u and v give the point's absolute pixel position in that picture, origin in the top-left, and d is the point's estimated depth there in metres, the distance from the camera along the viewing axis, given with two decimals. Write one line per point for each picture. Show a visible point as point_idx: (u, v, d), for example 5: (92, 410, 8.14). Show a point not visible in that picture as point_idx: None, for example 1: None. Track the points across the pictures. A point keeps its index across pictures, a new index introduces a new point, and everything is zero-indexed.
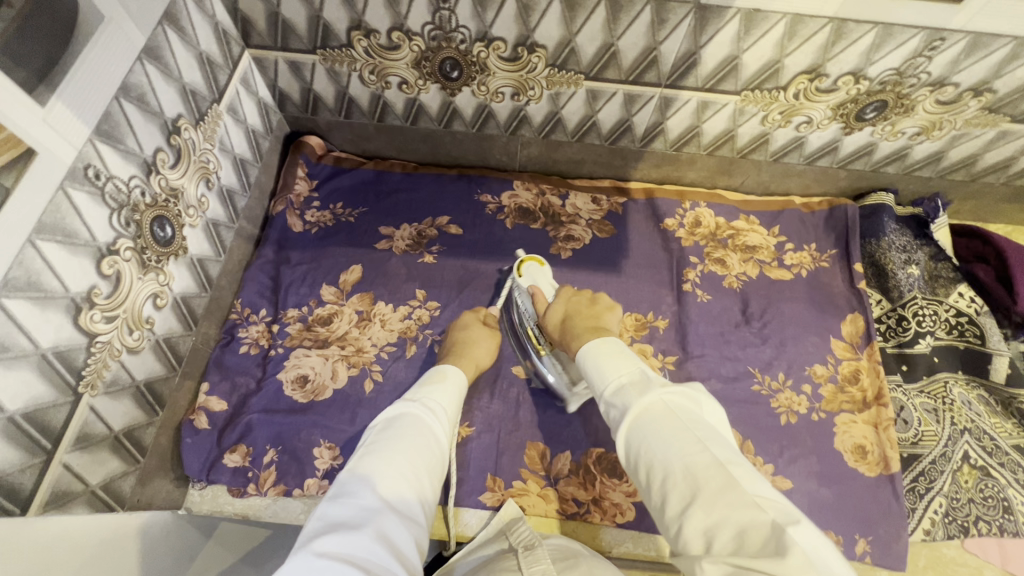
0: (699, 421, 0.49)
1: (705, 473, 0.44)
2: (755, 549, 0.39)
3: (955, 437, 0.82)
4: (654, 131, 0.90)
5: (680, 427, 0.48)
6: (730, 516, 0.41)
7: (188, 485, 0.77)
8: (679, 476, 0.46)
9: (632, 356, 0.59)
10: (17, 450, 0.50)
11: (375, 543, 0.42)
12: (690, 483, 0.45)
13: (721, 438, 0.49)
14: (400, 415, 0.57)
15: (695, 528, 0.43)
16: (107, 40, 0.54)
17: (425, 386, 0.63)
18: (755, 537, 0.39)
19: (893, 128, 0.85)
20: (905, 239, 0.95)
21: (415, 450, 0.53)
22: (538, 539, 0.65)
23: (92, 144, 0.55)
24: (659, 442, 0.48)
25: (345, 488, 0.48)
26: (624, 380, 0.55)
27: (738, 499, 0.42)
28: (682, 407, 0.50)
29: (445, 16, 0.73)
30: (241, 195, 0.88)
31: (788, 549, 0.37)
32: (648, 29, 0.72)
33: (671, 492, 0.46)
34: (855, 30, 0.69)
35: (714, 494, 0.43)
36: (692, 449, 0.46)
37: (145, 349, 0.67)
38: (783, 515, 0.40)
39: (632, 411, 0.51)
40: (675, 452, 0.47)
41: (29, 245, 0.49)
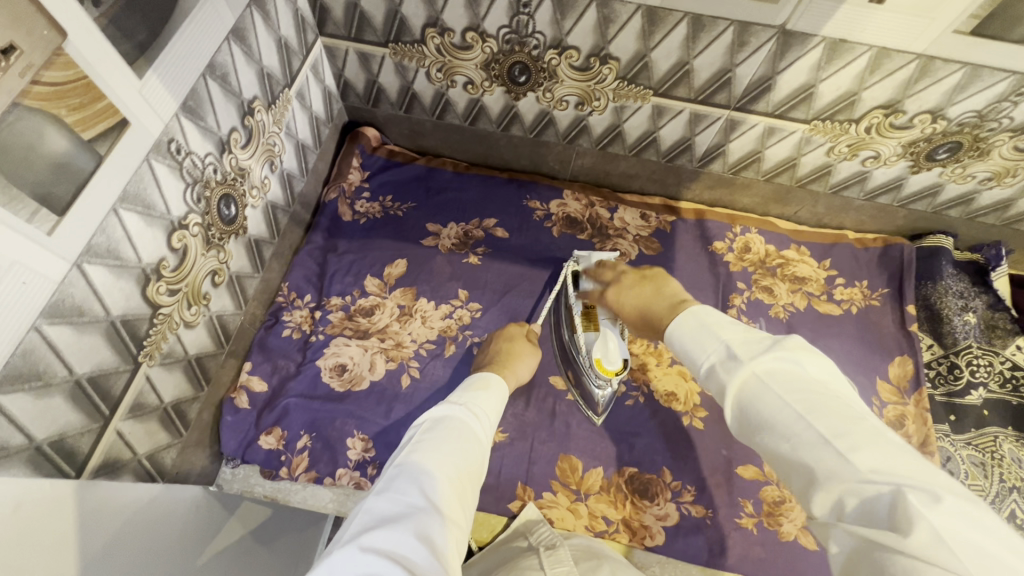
0: (810, 386, 0.42)
1: (814, 451, 0.38)
2: (885, 525, 0.33)
3: (1002, 494, 0.79)
4: (714, 152, 0.89)
5: (778, 401, 0.42)
6: (848, 488, 0.36)
7: (221, 462, 0.78)
8: (791, 452, 0.40)
9: (717, 322, 0.50)
10: (78, 413, 0.51)
11: (417, 541, 0.41)
12: (801, 462, 0.39)
13: (845, 401, 0.41)
14: (445, 416, 0.55)
15: (819, 508, 0.37)
16: (203, 18, 0.55)
17: (469, 390, 0.61)
18: (886, 513, 0.34)
19: (963, 171, 0.83)
20: (962, 285, 0.93)
21: (460, 452, 0.51)
22: (560, 540, 0.66)
23: (178, 119, 0.55)
24: (763, 424, 0.42)
25: (392, 484, 0.47)
26: (713, 359, 0.47)
27: (857, 474, 0.36)
28: (780, 370, 0.43)
29: (523, 20, 0.73)
30: (298, 180, 0.89)
31: (911, 525, 0.32)
32: (727, 49, 0.71)
33: (791, 471, 0.40)
34: (942, 69, 0.67)
35: (827, 472, 0.37)
36: (795, 425, 0.40)
37: (199, 324, 0.67)
38: (911, 486, 0.34)
39: (729, 389, 0.45)
40: (779, 429, 0.41)
41: (112, 213, 0.49)
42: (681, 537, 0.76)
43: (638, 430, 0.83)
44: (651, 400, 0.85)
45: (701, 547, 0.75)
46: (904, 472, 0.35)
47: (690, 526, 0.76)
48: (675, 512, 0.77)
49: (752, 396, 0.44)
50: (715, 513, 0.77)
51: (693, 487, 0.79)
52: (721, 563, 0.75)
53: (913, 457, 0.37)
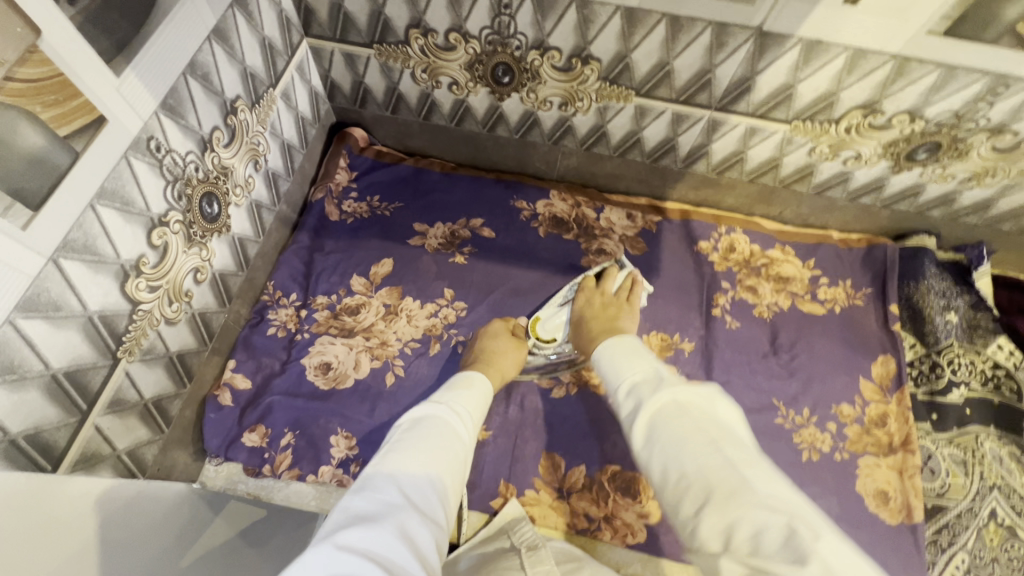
0: (718, 421, 0.45)
1: (720, 475, 0.41)
2: (773, 553, 0.36)
3: (983, 493, 0.80)
4: (698, 153, 0.90)
5: (690, 426, 0.45)
6: (747, 514, 0.38)
7: (205, 460, 0.78)
8: (691, 474, 0.42)
9: (644, 354, 0.56)
10: (55, 407, 0.51)
11: (396, 540, 0.42)
12: (700, 484, 0.41)
13: (745, 440, 0.45)
14: (428, 415, 0.56)
15: (710, 531, 0.39)
16: (183, 18, 0.56)
17: (452, 389, 0.62)
18: (777, 543, 0.36)
19: (943, 171, 0.83)
20: (945, 284, 0.93)
21: (441, 452, 0.52)
22: (541, 540, 0.68)
23: (157, 117, 0.56)
24: (672, 444, 0.44)
25: (371, 482, 0.47)
26: (638, 378, 0.52)
27: (756, 502, 0.39)
28: (695, 402, 0.47)
29: (505, 21, 0.74)
30: (285, 179, 0.89)
31: (807, 557, 0.34)
32: (705, 50, 0.71)
33: (682, 495, 0.42)
34: (918, 69, 0.68)
35: (727, 498, 0.39)
36: (704, 452, 0.42)
37: (181, 321, 0.68)
38: (802, 521, 0.37)
39: (648, 408, 0.48)
40: (687, 450, 0.43)
41: (89, 209, 0.50)
42: (662, 535, 0.76)
43: (621, 429, 0.83)
44: None
45: (682, 545, 0.76)
46: (792, 508, 0.38)
47: (671, 525, 0.77)
48: (657, 510, 0.78)
49: (665, 418, 0.46)
50: None
51: None
52: None
53: (797, 494, 0.41)
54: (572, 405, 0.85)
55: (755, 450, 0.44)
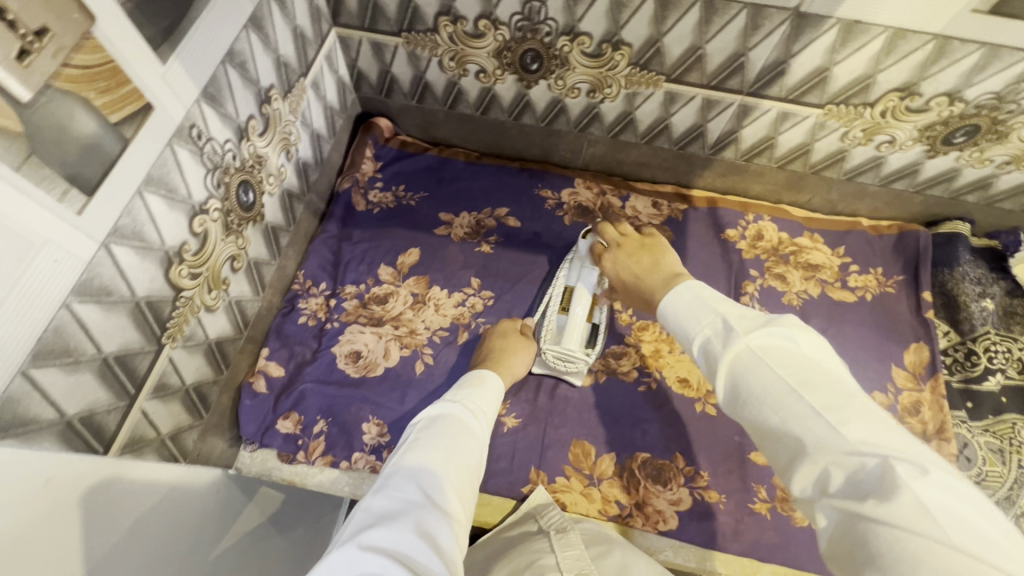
0: (799, 360, 0.41)
1: (806, 424, 0.38)
2: (871, 494, 0.34)
3: (1021, 481, 0.79)
4: (726, 139, 0.89)
5: (770, 376, 0.41)
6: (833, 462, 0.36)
7: (240, 446, 0.79)
8: (779, 425, 0.39)
9: (712, 294, 0.49)
10: (107, 391, 0.52)
11: (416, 537, 0.42)
12: (791, 435, 0.39)
13: (833, 374, 0.41)
14: (441, 415, 0.56)
15: (803, 480, 0.37)
16: (223, 6, 0.56)
17: (463, 388, 0.62)
18: (870, 482, 0.34)
19: (981, 155, 0.82)
20: (980, 271, 0.92)
21: (457, 449, 0.52)
22: (569, 524, 0.67)
23: (199, 105, 0.57)
24: (755, 401, 0.41)
25: (389, 481, 0.48)
26: (709, 331, 0.46)
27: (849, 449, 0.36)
28: (776, 347, 0.42)
29: (535, 7, 0.74)
30: (314, 170, 0.90)
31: (897, 495, 0.33)
32: (740, 33, 0.71)
33: (778, 445, 0.40)
34: (959, 50, 0.67)
35: (814, 446, 0.37)
36: (787, 400, 0.39)
37: (219, 308, 0.69)
38: (899, 457, 0.34)
39: (723, 361, 0.44)
40: (770, 405, 0.40)
41: (138, 196, 0.51)
42: (694, 522, 0.76)
43: (651, 416, 0.83)
44: (665, 386, 0.85)
45: (714, 531, 0.75)
46: (893, 446, 0.35)
47: (703, 512, 0.77)
48: (688, 497, 0.78)
49: (746, 372, 0.42)
50: (729, 498, 0.78)
51: (706, 472, 0.79)
52: (734, 548, 0.75)
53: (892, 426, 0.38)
54: (601, 392, 0.85)
55: (850, 383, 0.40)
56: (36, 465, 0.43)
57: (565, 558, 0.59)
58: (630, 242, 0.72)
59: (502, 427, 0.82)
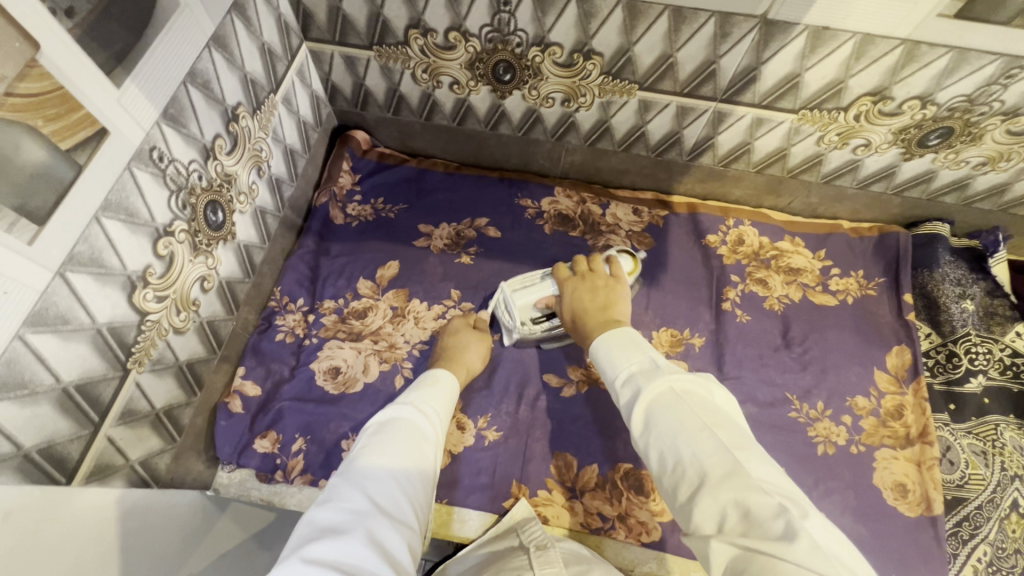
0: (711, 406, 0.47)
1: (712, 458, 0.43)
2: (766, 533, 0.38)
3: (1004, 483, 0.78)
4: (703, 145, 0.89)
5: (685, 413, 0.46)
6: (736, 501, 0.40)
7: (218, 466, 0.79)
8: (690, 459, 0.43)
9: (642, 346, 0.55)
10: (68, 420, 0.51)
11: (365, 546, 0.41)
12: (697, 467, 0.43)
13: (735, 425, 0.46)
14: (390, 420, 0.55)
15: (706, 515, 0.41)
16: (182, 26, 0.56)
17: (413, 391, 0.61)
18: (764, 520, 0.38)
19: (956, 157, 0.82)
20: (960, 272, 0.92)
21: (405, 454, 0.51)
22: (551, 540, 0.66)
23: (159, 127, 0.56)
24: (667, 435, 0.45)
25: (335, 491, 0.46)
26: (634, 368, 0.53)
27: (749, 485, 0.40)
28: (691, 391, 0.48)
29: (504, 19, 0.73)
30: (288, 185, 0.89)
31: (795, 534, 0.36)
32: (709, 41, 0.70)
33: (679, 479, 0.44)
34: (929, 54, 0.66)
35: (722, 480, 0.41)
36: (700, 435, 0.44)
37: (189, 330, 0.68)
38: (791, 502, 0.39)
39: (646, 396, 0.48)
40: (683, 439, 0.44)
41: (95, 222, 0.50)
42: (677, 532, 0.76)
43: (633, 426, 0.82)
44: None
45: None
46: (781, 490, 0.41)
47: None
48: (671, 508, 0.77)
49: (664, 405, 0.47)
50: None
51: None
52: None
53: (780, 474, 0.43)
54: (582, 403, 0.84)
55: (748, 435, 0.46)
56: None
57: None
58: (593, 278, 0.79)
59: (483, 441, 0.81)
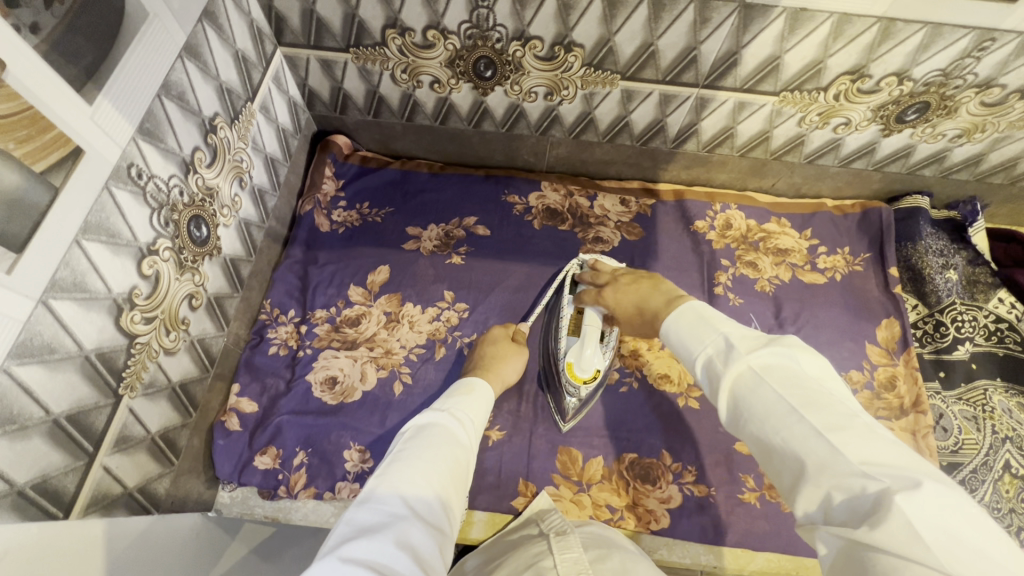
0: (806, 382, 0.40)
1: (804, 442, 0.38)
2: (864, 519, 0.33)
3: (996, 446, 0.80)
4: (687, 132, 0.89)
5: (774, 395, 0.40)
6: (833, 486, 0.35)
7: (218, 486, 0.77)
8: (781, 444, 0.39)
9: (718, 317, 0.50)
10: (62, 453, 0.50)
11: (399, 549, 0.40)
12: (790, 454, 0.38)
13: (840, 399, 0.40)
14: (428, 424, 0.54)
15: (811, 502, 0.36)
16: (151, 36, 0.53)
17: (452, 396, 0.61)
18: (866, 508, 0.33)
19: (933, 130, 0.83)
20: (942, 243, 0.94)
21: (442, 459, 0.50)
22: (570, 526, 0.64)
23: (135, 143, 0.54)
24: (758, 418, 0.41)
25: (373, 494, 0.46)
26: (710, 352, 0.47)
27: (845, 469, 0.35)
28: (777, 365, 0.42)
29: (483, 14, 0.72)
30: (271, 195, 0.87)
31: (893, 523, 0.31)
32: (689, 28, 0.70)
33: (782, 466, 0.39)
34: (904, 30, 0.67)
35: (817, 465, 0.36)
36: (787, 420, 0.39)
37: (180, 350, 0.66)
38: (897, 480, 0.33)
39: (726, 380, 0.44)
40: (770, 426, 0.40)
41: (75, 245, 0.48)
42: (685, 517, 0.76)
43: (634, 416, 0.83)
44: (646, 383, 0.85)
45: (705, 525, 0.76)
46: (890, 466, 0.34)
47: (693, 506, 0.77)
48: (678, 494, 0.78)
49: (747, 387, 0.43)
50: (717, 491, 0.78)
51: (693, 467, 0.79)
52: (725, 540, 0.75)
53: (909, 453, 0.36)
54: None
55: (857, 408, 0.39)
56: None
57: (563, 560, 0.54)
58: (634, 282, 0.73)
59: (487, 441, 0.81)
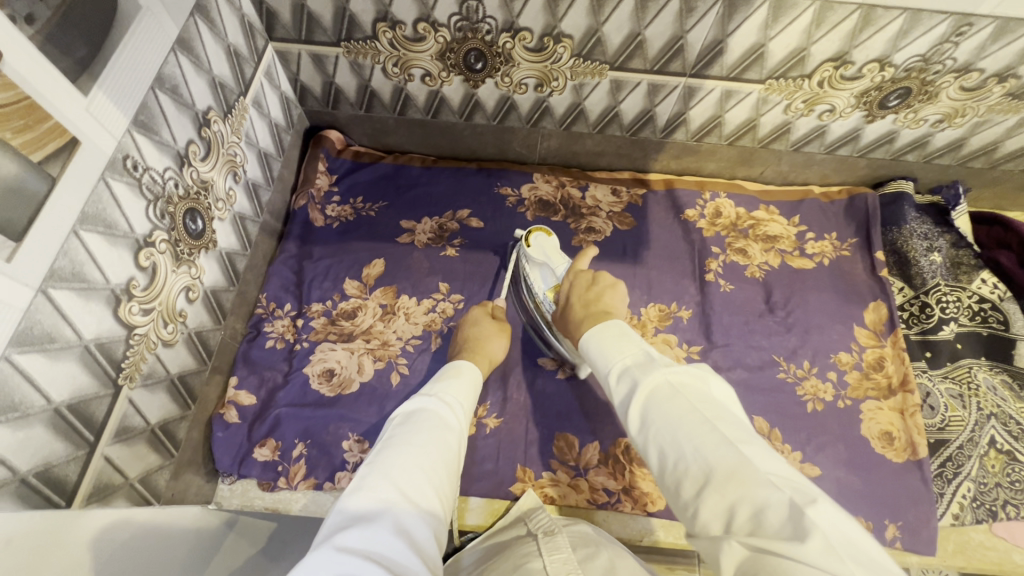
0: (712, 401, 0.43)
1: (717, 453, 0.39)
2: (776, 530, 0.34)
3: (982, 422, 0.82)
4: (676, 122, 0.90)
5: (686, 405, 0.42)
6: (746, 496, 0.36)
7: (218, 479, 0.77)
8: (691, 455, 0.40)
9: (635, 338, 0.53)
10: (62, 442, 0.50)
11: (394, 537, 0.40)
12: (701, 464, 0.39)
13: (739, 421, 0.43)
14: (417, 409, 0.54)
15: (712, 513, 0.37)
16: (144, 29, 0.54)
17: (440, 381, 0.60)
18: (777, 520, 0.34)
19: (915, 116, 0.85)
20: (926, 226, 0.96)
21: (433, 442, 0.50)
22: (557, 526, 0.64)
23: (130, 135, 0.54)
24: (670, 426, 0.42)
25: (364, 480, 0.45)
26: (628, 362, 0.50)
27: (759, 480, 0.36)
28: (687, 380, 0.45)
29: (472, 6, 0.73)
30: (266, 189, 0.88)
31: (807, 532, 0.32)
32: (675, 17, 0.72)
33: (687, 476, 0.40)
34: (884, 17, 0.69)
35: (728, 474, 0.37)
36: (700, 429, 0.40)
37: (178, 342, 0.66)
38: (801, 495, 0.35)
39: (640, 389, 0.45)
40: (682, 436, 0.41)
41: (73, 235, 0.48)
42: None
43: None
44: None
45: None
46: (793, 482, 0.37)
47: None
48: None
49: (659, 397, 0.44)
50: None
51: None
52: None
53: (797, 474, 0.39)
54: (579, 383, 0.86)
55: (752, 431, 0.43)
56: None
57: (551, 561, 0.55)
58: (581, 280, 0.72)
59: (484, 428, 0.82)
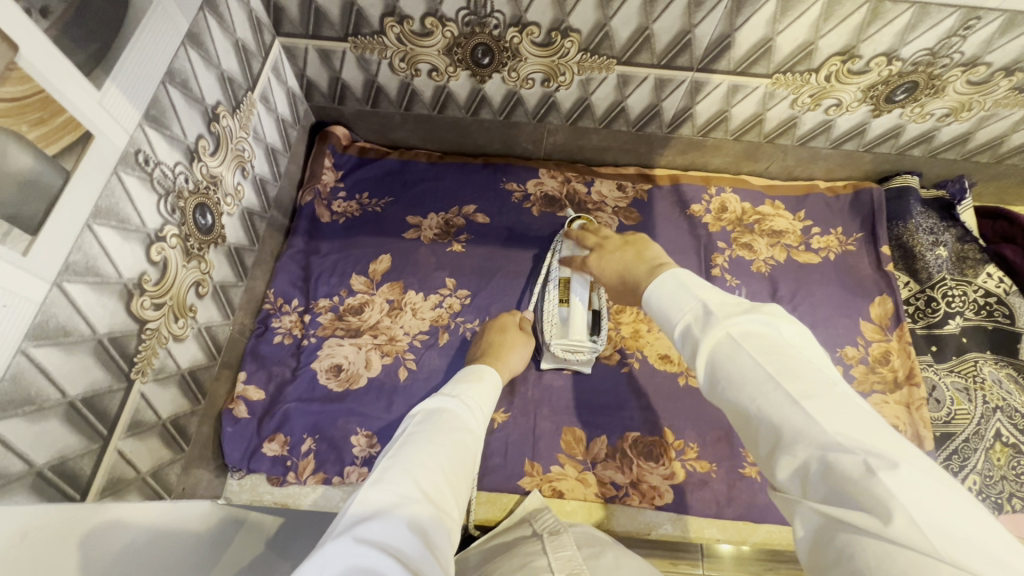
0: (784, 351, 0.40)
1: (784, 414, 0.37)
2: (849, 496, 0.32)
3: (987, 416, 0.83)
4: (683, 116, 0.90)
5: (752, 365, 0.40)
6: (815, 461, 0.35)
7: (227, 474, 0.78)
8: (758, 414, 0.39)
9: (696, 280, 0.48)
10: (76, 435, 0.50)
11: (410, 533, 0.40)
12: (768, 423, 0.38)
13: (813, 367, 0.39)
14: (438, 408, 0.54)
15: (786, 474, 0.36)
16: (156, 23, 0.54)
17: (462, 382, 0.61)
18: (846, 485, 0.33)
19: (922, 110, 0.85)
20: (932, 221, 0.96)
21: (451, 444, 0.50)
22: (563, 526, 0.65)
23: (142, 129, 0.54)
24: (735, 390, 0.40)
25: (385, 473, 0.45)
26: (690, 319, 0.46)
27: (826, 441, 0.35)
28: (754, 331, 0.42)
29: (481, 1, 0.73)
30: (273, 184, 0.88)
31: (887, 508, 0.30)
32: (684, 11, 0.72)
33: (758, 434, 0.39)
34: (893, 10, 0.69)
35: (794, 437, 0.36)
36: (765, 389, 0.38)
37: (188, 336, 0.67)
38: (877, 457, 0.33)
39: (704, 346, 0.43)
40: (749, 397, 0.39)
41: (86, 229, 0.48)
42: (689, 492, 0.78)
43: (637, 396, 0.84)
44: (648, 364, 0.87)
45: (709, 499, 0.77)
46: (867, 438, 0.34)
47: (697, 481, 0.79)
48: (681, 470, 0.79)
49: (725, 353, 0.42)
50: (719, 466, 0.80)
51: (695, 443, 0.81)
52: (729, 513, 0.77)
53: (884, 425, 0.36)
54: (586, 378, 0.86)
55: (830, 375, 0.40)
56: (9, 520, 0.41)
57: (557, 559, 0.55)
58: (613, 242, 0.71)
59: (492, 423, 0.82)
